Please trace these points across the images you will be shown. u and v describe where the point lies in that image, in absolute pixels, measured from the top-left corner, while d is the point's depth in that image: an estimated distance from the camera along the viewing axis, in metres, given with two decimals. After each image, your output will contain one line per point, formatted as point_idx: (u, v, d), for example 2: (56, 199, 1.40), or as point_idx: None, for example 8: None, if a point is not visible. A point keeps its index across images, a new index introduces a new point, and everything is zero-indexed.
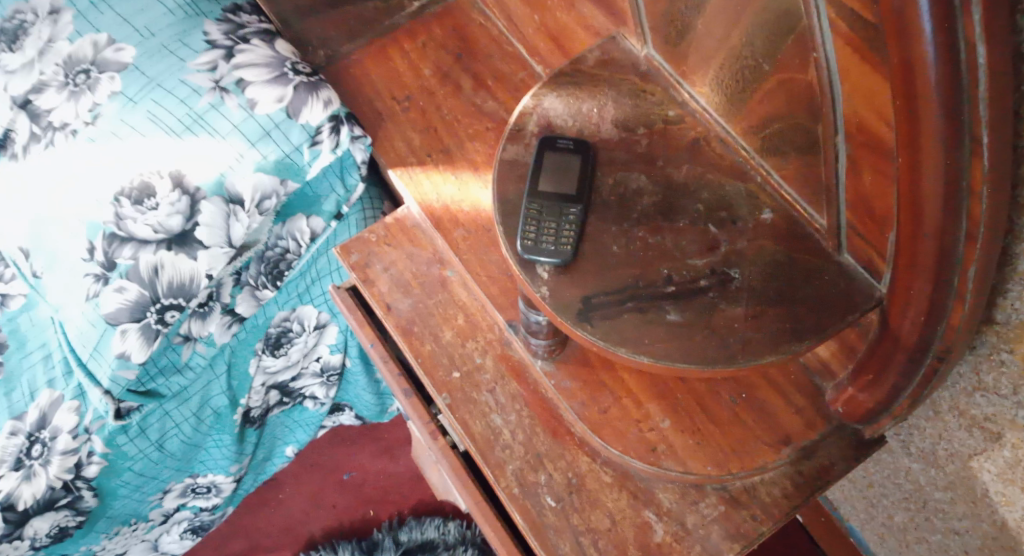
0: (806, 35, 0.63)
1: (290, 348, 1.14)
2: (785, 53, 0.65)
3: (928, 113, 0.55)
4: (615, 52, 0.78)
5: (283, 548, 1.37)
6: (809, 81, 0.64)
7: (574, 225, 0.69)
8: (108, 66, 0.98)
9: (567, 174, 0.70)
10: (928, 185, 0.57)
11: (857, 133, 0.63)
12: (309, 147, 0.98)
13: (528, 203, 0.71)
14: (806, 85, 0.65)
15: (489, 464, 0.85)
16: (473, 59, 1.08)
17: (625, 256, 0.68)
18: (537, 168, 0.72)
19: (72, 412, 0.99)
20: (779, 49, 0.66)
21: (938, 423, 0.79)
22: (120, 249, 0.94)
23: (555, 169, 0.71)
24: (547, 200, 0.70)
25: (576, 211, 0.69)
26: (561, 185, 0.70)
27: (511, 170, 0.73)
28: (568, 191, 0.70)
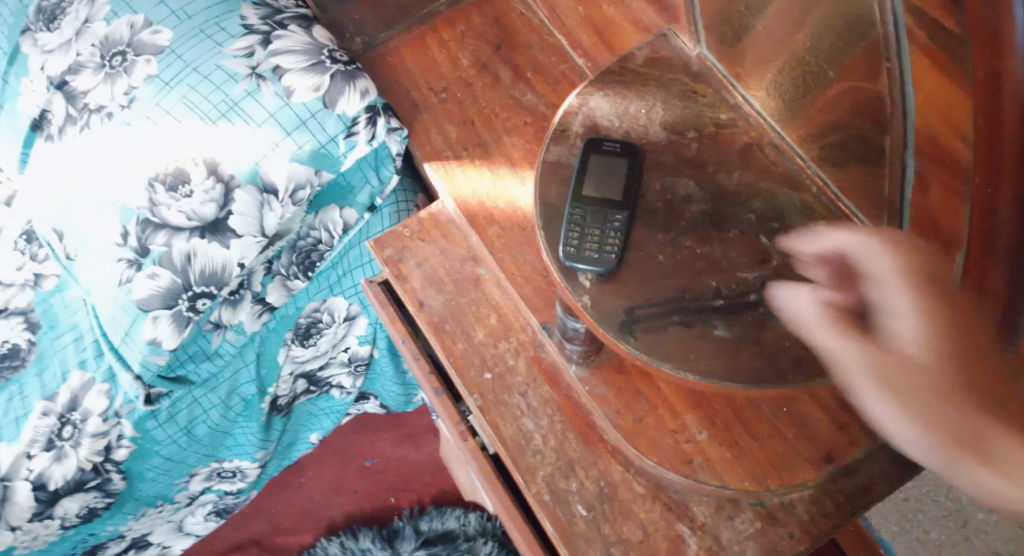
0: (879, 41, 0.62)
1: (320, 338, 1.13)
2: (855, 58, 0.65)
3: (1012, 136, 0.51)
4: (664, 51, 0.78)
5: (304, 532, 1.36)
6: (878, 90, 0.63)
7: (619, 233, 0.69)
8: (144, 48, 0.96)
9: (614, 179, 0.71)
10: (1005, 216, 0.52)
11: (929, 147, 0.60)
12: (345, 138, 0.96)
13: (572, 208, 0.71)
14: (875, 94, 0.63)
15: (519, 468, 0.83)
16: (512, 50, 1.05)
17: (672, 268, 0.68)
18: (581, 172, 0.72)
19: (102, 395, 0.99)
20: (846, 55, 0.66)
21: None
22: (154, 235, 0.92)
23: (603, 173, 0.71)
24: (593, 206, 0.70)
25: (621, 218, 0.70)
26: (609, 191, 0.70)
27: (553, 173, 0.73)
28: (615, 198, 0.70)
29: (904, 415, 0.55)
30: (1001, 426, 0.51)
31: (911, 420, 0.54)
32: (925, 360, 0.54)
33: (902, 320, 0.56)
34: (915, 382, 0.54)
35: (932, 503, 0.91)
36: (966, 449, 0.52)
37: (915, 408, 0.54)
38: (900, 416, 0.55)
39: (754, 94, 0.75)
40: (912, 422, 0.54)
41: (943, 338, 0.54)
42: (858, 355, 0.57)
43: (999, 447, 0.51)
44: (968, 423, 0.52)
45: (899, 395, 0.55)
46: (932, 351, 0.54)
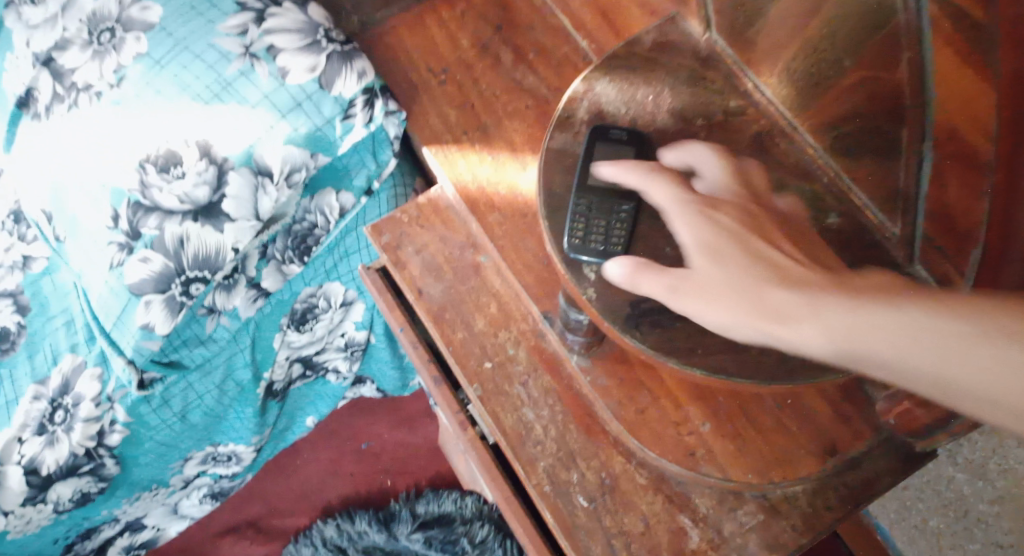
0: (897, 33, 0.64)
1: (316, 324, 1.12)
2: (871, 49, 0.67)
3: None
4: (672, 35, 0.79)
5: (299, 515, 1.35)
6: (896, 80, 0.65)
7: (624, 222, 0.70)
8: (133, 24, 0.93)
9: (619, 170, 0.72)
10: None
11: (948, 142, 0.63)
12: (342, 121, 0.94)
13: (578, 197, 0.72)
14: (892, 84, 0.65)
15: (520, 459, 0.82)
16: (514, 31, 1.03)
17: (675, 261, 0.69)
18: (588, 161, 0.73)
19: (94, 380, 0.96)
20: (864, 45, 0.67)
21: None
22: (146, 218, 0.90)
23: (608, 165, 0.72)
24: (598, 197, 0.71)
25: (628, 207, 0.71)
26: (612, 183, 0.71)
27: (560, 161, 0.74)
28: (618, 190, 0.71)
29: (720, 306, 0.61)
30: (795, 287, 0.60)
31: (724, 306, 0.61)
32: (711, 259, 0.62)
33: (688, 232, 0.64)
34: (712, 275, 0.62)
35: (934, 494, 0.90)
36: (773, 315, 0.59)
37: (730, 294, 0.61)
38: (715, 306, 0.61)
39: (765, 81, 0.77)
40: (724, 312, 0.61)
41: (724, 234, 0.63)
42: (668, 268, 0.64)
43: (803, 303, 0.59)
44: (769, 293, 0.60)
45: (706, 290, 0.62)
46: (719, 248, 0.63)
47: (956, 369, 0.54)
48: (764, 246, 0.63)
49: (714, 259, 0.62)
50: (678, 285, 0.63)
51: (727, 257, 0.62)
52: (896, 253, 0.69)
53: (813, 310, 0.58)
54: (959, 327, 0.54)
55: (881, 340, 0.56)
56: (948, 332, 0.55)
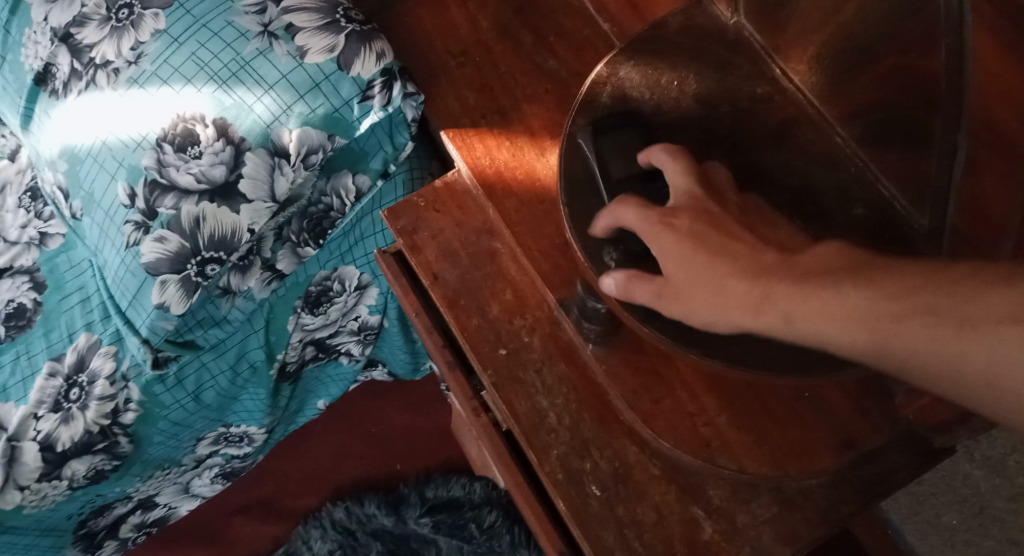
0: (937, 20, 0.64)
1: (330, 307, 1.11)
2: (905, 38, 0.66)
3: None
4: (698, 18, 0.78)
5: (310, 497, 1.36)
6: (930, 71, 0.65)
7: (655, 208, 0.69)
8: (152, 2, 0.93)
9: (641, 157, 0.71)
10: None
11: (987, 130, 0.64)
12: (359, 103, 0.93)
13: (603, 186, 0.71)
14: (927, 73, 0.65)
15: (533, 446, 0.81)
16: (535, 13, 1.01)
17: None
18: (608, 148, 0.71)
19: (108, 357, 0.97)
20: (898, 34, 0.67)
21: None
22: (162, 197, 0.90)
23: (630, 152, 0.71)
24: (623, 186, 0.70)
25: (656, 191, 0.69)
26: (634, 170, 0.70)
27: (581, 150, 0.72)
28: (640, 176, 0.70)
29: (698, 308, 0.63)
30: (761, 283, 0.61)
31: (702, 306, 0.63)
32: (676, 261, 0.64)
33: (655, 244, 0.65)
34: (686, 280, 0.64)
35: (949, 488, 0.89)
36: (749, 313, 0.61)
37: (705, 295, 0.63)
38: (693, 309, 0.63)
39: (794, 68, 0.76)
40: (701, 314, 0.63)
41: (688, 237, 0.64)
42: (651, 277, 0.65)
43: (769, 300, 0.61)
44: (739, 291, 0.62)
45: (684, 292, 0.64)
46: (685, 253, 0.64)
47: (915, 355, 0.56)
48: (728, 240, 0.64)
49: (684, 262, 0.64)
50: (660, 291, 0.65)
51: (694, 256, 0.64)
52: (924, 244, 0.67)
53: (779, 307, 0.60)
54: (914, 316, 0.56)
55: (844, 332, 0.58)
56: (904, 324, 0.56)
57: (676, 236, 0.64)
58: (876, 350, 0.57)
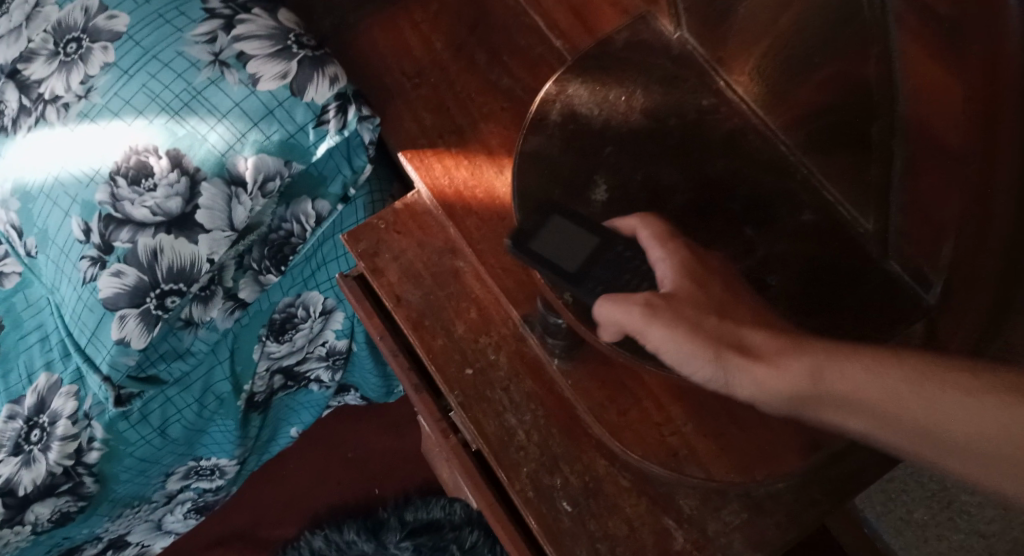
0: (868, 27, 0.65)
1: (295, 334, 1.10)
2: (844, 47, 0.68)
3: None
4: (644, 33, 0.81)
5: (286, 525, 1.34)
6: (866, 77, 0.67)
7: (625, 258, 0.68)
8: (100, 35, 0.92)
9: (586, 220, 0.70)
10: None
11: (920, 135, 0.64)
12: (315, 128, 0.93)
13: (569, 266, 0.69)
14: (861, 78, 0.67)
15: (502, 465, 0.81)
16: (489, 31, 1.02)
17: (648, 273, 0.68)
18: (547, 231, 0.70)
19: (70, 397, 0.95)
20: (838, 41, 0.68)
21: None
22: (117, 231, 0.89)
23: (572, 222, 0.70)
24: (586, 256, 0.69)
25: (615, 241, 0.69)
26: (583, 240, 0.69)
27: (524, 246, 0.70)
28: (595, 238, 0.69)
29: (668, 341, 0.61)
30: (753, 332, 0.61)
31: (680, 346, 0.61)
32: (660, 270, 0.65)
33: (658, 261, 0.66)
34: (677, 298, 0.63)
35: (918, 484, 0.90)
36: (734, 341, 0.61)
37: (685, 334, 0.61)
38: (665, 343, 0.62)
39: (737, 80, 0.80)
40: (676, 354, 0.61)
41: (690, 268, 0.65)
42: (625, 301, 0.63)
43: (756, 350, 0.60)
44: (727, 336, 0.61)
45: (665, 322, 0.62)
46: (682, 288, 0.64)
47: (901, 406, 0.56)
48: (698, 265, 0.66)
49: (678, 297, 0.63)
50: (633, 319, 0.63)
51: (694, 297, 0.63)
52: (872, 247, 0.71)
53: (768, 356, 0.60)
54: (912, 372, 0.56)
55: (836, 390, 0.58)
56: (895, 375, 0.57)
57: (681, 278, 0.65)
58: (863, 407, 0.57)
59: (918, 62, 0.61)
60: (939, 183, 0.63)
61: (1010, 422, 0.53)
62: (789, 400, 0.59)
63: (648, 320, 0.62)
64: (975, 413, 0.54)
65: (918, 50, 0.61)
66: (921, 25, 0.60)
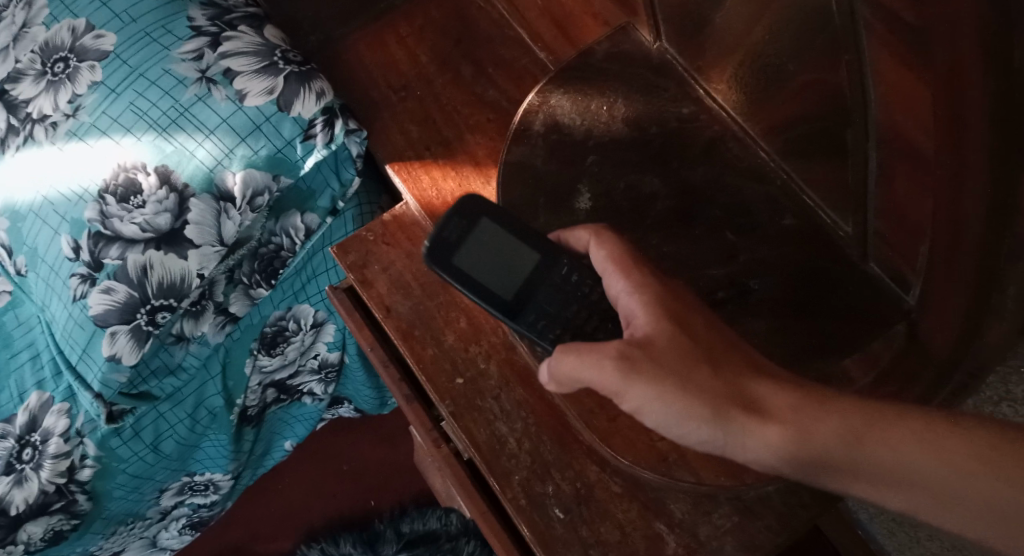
0: (838, 35, 0.65)
1: (287, 347, 1.10)
2: (815, 55, 0.69)
3: (977, 131, 0.55)
4: (623, 44, 0.84)
5: (282, 539, 1.35)
6: (838, 83, 0.67)
7: (557, 285, 0.73)
8: (88, 54, 0.93)
9: (508, 233, 0.74)
10: (970, 206, 0.56)
11: (892, 139, 0.65)
12: (302, 142, 0.93)
13: (488, 281, 0.73)
14: (835, 85, 0.68)
15: (494, 473, 0.81)
16: (474, 44, 1.03)
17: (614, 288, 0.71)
18: (469, 242, 0.74)
19: (61, 415, 0.96)
20: (810, 50, 0.69)
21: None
22: (107, 248, 0.89)
23: (497, 235, 0.74)
24: (508, 275, 0.73)
25: (556, 267, 0.73)
26: (515, 260, 0.74)
27: (445, 256, 0.73)
28: (534, 258, 0.74)
29: (651, 400, 0.61)
30: (755, 383, 0.61)
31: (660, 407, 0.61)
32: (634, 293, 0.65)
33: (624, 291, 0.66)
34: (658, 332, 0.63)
35: None
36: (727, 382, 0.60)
37: (670, 395, 0.61)
38: (648, 402, 0.61)
39: (715, 87, 0.81)
40: (663, 415, 0.61)
41: (668, 306, 0.63)
42: (593, 360, 0.62)
43: (757, 406, 0.60)
44: (724, 394, 0.60)
45: (649, 380, 0.61)
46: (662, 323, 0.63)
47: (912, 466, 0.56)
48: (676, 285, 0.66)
49: (665, 352, 0.61)
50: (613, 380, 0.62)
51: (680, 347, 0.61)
52: (852, 249, 0.73)
53: (770, 417, 0.59)
54: (924, 442, 0.56)
55: (840, 451, 0.57)
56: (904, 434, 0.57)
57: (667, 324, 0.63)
58: (867, 475, 0.57)
59: (887, 73, 0.63)
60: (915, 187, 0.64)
61: (1012, 500, 0.54)
62: (790, 460, 0.59)
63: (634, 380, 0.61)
64: (982, 489, 0.55)
65: (889, 60, 0.62)
66: (887, 31, 0.61)
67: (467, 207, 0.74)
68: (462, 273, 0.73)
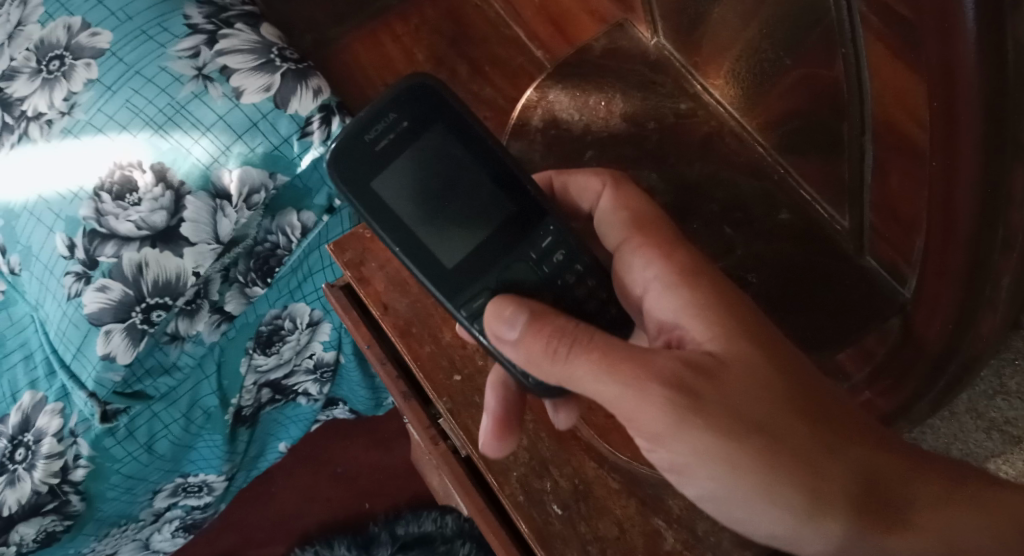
0: (834, 30, 0.65)
1: (282, 346, 1.10)
2: (811, 50, 0.69)
3: (968, 126, 0.51)
4: (622, 41, 0.85)
5: (277, 542, 1.33)
6: (832, 79, 0.68)
7: (523, 257, 0.67)
8: (83, 52, 0.93)
9: (447, 168, 0.68)
10: (960, 202, 0.54)
11: (886, 132, 0.65)
12: (299, 139, 0.93)
13: (417, 214, 0.67)
14: (830, 81, 0.68)
15: (492, 470, 0.80)
16: (470, 43, 1.06)
17: (601, 284, 0.67)
18: (402, 160, 0.68)
19: (55, 415, 0.95)
20: (803, 46, 0.69)
21: (953, 423, 0.69)
22: (102, 246, 0.89)
23: (433, 156, 0.68)
24: (445, 213, 0.67)
25: (529, 227, 0.68)
26: (473, 204, 0.68)
27: (353, 164, 0.67)
28: (511, 209, 0.68)
29: (700, 451, 0.58)
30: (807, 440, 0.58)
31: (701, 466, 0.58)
32: (672, 287, 0.63)
33: (653, 277, 0.64)
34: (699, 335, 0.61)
35: None
36: (772, 435, 0.58)
37: (750, 464, 0.58)
38: (696, 454, 0.58)
39: (713, 83, 0.81)
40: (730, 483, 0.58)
41: (705, 302, 0.61)
42: (644, 397, 0.58)
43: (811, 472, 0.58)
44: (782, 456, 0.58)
45: (702, 434, 0.57)
46: (704, 326, 0.61)
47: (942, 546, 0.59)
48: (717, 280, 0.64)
49: (771, 417, 0.58)
50: (674, 431, 0.58)
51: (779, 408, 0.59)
52: (847, 245, 0.73)
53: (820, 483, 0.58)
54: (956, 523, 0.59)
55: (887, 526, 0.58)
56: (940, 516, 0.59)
57: (772, 372, 0.59)
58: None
59: (882, 67, 0.63)
60: (908, 183, 0.65)
61: None
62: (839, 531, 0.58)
63: (713, 437, 0.58)
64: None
65: (883, 54, 0.62)
66: (881, 23, 0.61)
67: (408, 114, 0.68)
68: (384, 200, 0.67)
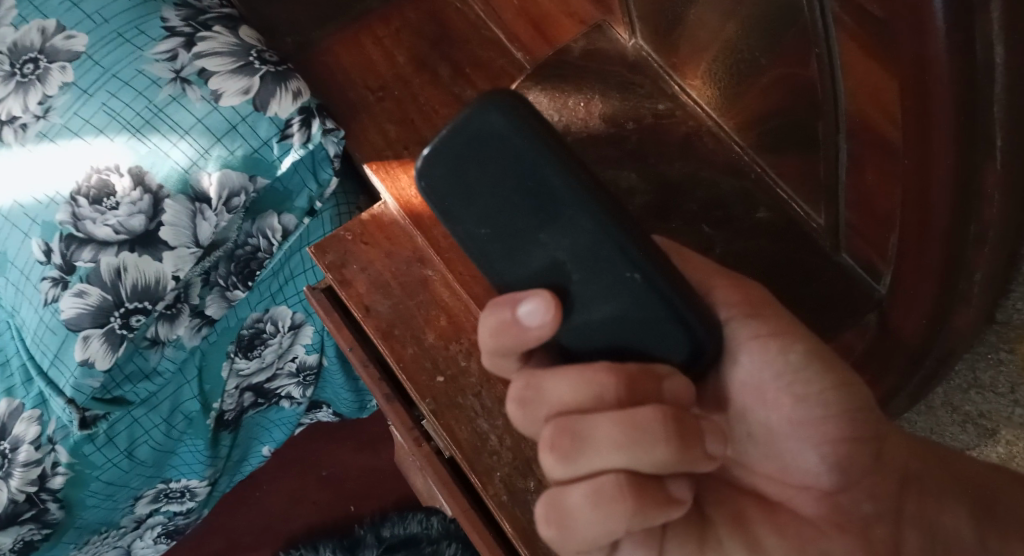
0: (808, 30, 0.65)
1: (264, 349, 1.09)
2: (784, 49, 0.69)
3: (942, 124, 0.52)
4: (600, 43, 0.86)
5: (261, 548, 1.33)
6: (806, 77, 0.68)
7: None
8: (58, 55, 0.92)
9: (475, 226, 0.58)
10: (935, 197, 0.54)
11: (862, 130, 0.65)
12: (278, 142, 0.92)
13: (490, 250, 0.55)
14: (806, 80, 0.68)
15: (475, 471, 0.79)
16: (449, 45, 1.06)
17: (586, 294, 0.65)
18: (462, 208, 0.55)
19: (31, 423, 0.94)
20: (778, 46, 0.70)
21: (930, 417, 0.72)
22: (79, 251, 0.88)
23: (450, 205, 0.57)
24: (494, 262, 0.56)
25: None
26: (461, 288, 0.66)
27: (457, 154, 0.53)
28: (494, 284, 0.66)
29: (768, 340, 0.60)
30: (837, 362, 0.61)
31: (770, 355, 0.60)
32: None
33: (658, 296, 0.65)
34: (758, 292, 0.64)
35: None
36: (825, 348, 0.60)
37: (819, 358, 0.60)
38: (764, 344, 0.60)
39: (691, 83, 0.82)
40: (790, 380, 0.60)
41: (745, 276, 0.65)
42: (742, 289, 0.61)
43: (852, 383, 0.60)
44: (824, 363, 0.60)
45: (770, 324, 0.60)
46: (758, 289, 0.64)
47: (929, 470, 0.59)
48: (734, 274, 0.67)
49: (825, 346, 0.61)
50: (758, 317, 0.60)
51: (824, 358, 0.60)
52: (824, 240, 0.74)
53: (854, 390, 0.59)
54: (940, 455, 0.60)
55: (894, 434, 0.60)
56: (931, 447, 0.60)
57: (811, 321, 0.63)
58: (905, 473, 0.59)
59: (856, 65, 0.62)
60: (883, 181, 0.65)
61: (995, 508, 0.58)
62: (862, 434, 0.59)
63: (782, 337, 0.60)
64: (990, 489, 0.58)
65: (857, 52, 0.62)
66: (856, 24, 0.61)
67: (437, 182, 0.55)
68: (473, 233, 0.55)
